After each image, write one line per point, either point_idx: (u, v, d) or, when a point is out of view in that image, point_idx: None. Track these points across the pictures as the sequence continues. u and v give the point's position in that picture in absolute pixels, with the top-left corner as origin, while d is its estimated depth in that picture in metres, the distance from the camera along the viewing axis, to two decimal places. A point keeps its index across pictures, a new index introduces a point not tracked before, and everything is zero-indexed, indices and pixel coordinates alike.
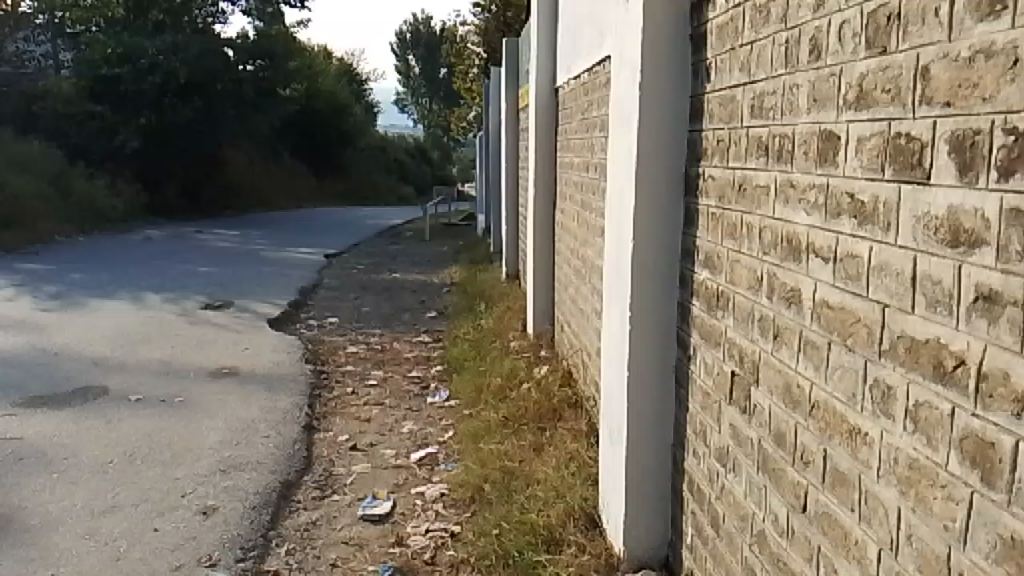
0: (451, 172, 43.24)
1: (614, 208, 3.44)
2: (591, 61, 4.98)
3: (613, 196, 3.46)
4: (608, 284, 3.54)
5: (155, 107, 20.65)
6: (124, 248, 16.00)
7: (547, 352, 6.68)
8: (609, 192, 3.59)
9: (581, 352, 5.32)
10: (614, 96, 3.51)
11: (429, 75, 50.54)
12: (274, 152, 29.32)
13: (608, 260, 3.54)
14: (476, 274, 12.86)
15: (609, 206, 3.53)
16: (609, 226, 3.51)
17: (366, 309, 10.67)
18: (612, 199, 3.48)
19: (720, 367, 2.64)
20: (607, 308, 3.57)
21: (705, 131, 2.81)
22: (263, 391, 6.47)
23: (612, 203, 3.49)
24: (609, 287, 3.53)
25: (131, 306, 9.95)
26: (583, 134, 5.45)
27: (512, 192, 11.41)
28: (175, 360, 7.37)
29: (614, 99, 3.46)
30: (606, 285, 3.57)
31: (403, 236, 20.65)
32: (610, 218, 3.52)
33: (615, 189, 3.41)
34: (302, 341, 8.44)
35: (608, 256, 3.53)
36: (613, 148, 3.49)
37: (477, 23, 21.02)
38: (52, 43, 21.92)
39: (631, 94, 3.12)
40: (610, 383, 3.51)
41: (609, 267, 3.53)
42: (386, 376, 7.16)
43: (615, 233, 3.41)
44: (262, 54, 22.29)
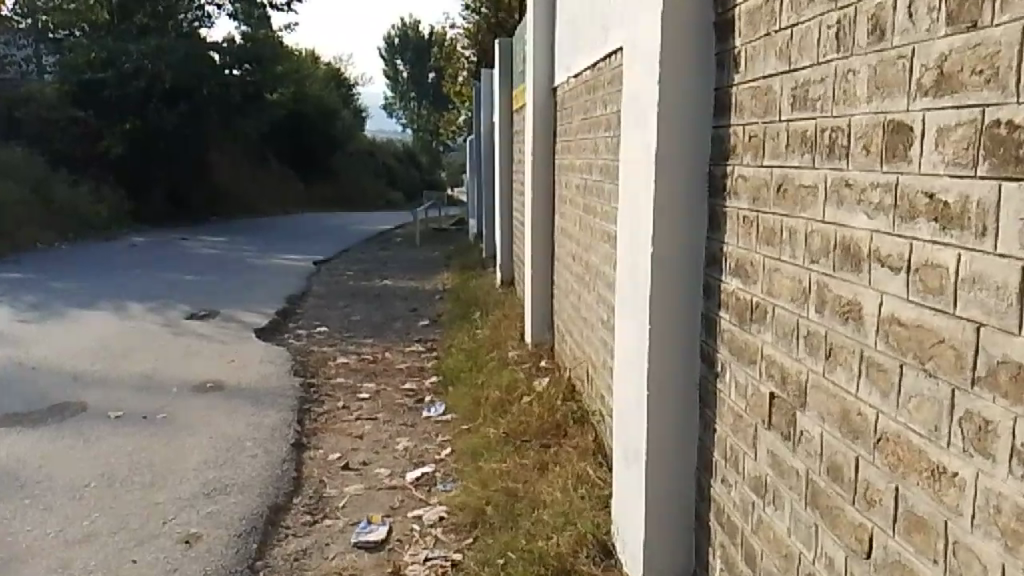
0: (440, 177, 43.00)
1: (626, 215, 3.18)
2: (595, 56, 4.73)
3: (625, 201, 3.20)
4: (621, 296, 3.28)
5: (139, 112, 20.37)
6: (108, 255, 15.65)
7: (546, 363, 6.41)
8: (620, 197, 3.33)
9: (586, 365, 5.06)
10: (624, 92, 3.26)
11: (417, 79, 50.30)
12: (261, 157, 28.99)
13: (620, 270, 3.28)
14: (469, 280, 12.61)
15: (621, 212, 3.27)
16: (621, 233, 3.25)
17: (356, 317, 10.40)
18: (624, 205, 3.23)
19: (755, 389, 2.38)
20: (620, 321, 3.30)
21: (733, 127, 2.54)
22: (249, 406, 6.17)
23: (623, 209, 3.23)
24: (622, 299, 3.27)
25: (113, 316, 9.63)
26: (585, 135, 5.22)
27: (505, 196, 11.19)
28: (157, 373, 7.05)
29: (626, 97, 3.20)
30: (619, 298, 3.31)
31: (394, 241, 20.38)
32: (622, 225, 3.26)
33: (628, 193, 3.15)
34: (290, 352, 8.15)
35: (620, 266, 3.27)
36: (625, 149, 3.24)
37: (467, 26, 20.82)
38: (34, 46, 21.57)
39: (647, 89, 2.86)
40: (625, 403, 3.24)
41: (621, 278, 3.27)
42: (379, 389, 6.87)
43: (630, 241, 3.14)
44: (249, 58, 22.04)
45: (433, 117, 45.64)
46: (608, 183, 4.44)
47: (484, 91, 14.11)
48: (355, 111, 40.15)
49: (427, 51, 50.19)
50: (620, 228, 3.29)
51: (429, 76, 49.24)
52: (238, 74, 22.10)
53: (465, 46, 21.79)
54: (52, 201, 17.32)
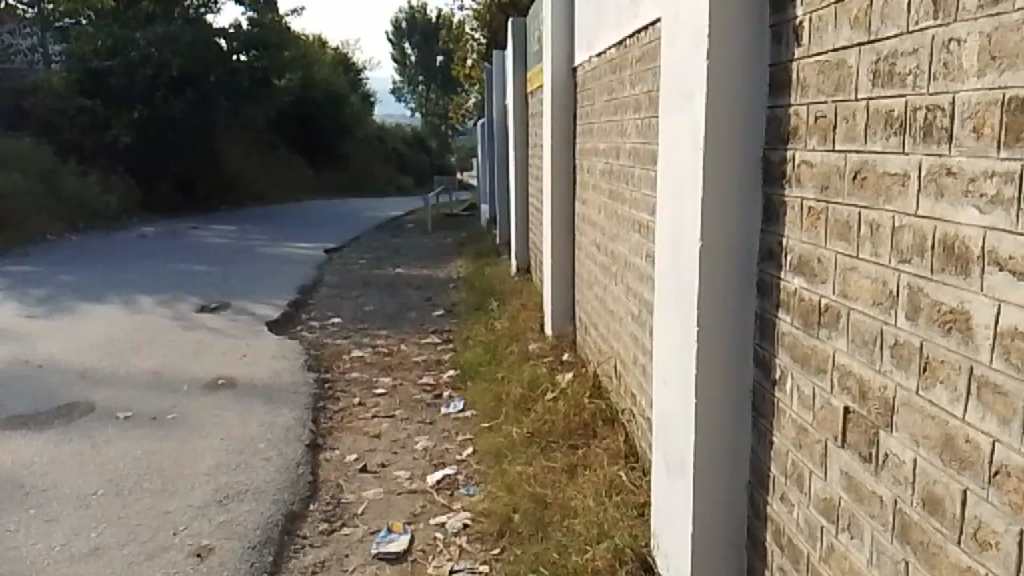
0: (450, 162, 42.62)
1: (666, 207, 2.94)
2: (622, 32, 4.45)
3: (665, 192, 2.96)
4: (660, 296, 3.05)
5: (147, 100, 20.17)
6: (117, 246, 15.48)
7: (569, 357, 6.16)
8: (659, 188, 3.09)
9: (614, 360, 4.81)
10: (663, 75, 3.02)
11: (425, 63, 49.77)
12: (270, 144, 28.75)
13: (660, 267, 3.04)
14: (483, 267, 12.37)
15: (660, 204, 3.03)
16: (661, 227, 3.01)
17: (370, 307, 10.18)
18: (664, 198, 2.99)
19: (826, 402, 2.12)
20: (660, 322, 3.07)
21: (795, 106, 2.26)
22: (261, 405, 5.96)
23: (663, 201, 2.99)
24: (662, 299, 3.04)
25: (122, 310, 9.44)
26: (610, 118, 4.96)
27: (520, 181, 10.92)
28: (167, 371, 6.84)
29: (665, 79, 2.95)
30: (659, 297, 3.08)
31: (405, 228, 20.12)
32: (662, 218, 3.02)
33: (668, 185, 2.91)
34: (303, 345, 7.93)
35: (660, 263, 3.04)
36: (663, 136, 3.00)
37: (476, 8, 20.49)
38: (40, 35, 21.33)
39: (693, 68, 2.59)
40: (668, 409, 3.00)
41: (660, 277, 3.04)
42: (395, 384, 6.64)
43: (671, 234, 2.88)
44: (256, 44, 21.85)
45: (442, 101, 45.20)
46: (639, 168, 4.17)
47: (496, 73, 13.82)
48: (364, 96, 39.77)
49: (435, 34, 49.64)
50: (659, 222, 3.05)
51: (437, 60, 48.71)
52: (245, 61, 21.93)
53: (474, 28, 21.45)
54: (62, 192, 17.17)
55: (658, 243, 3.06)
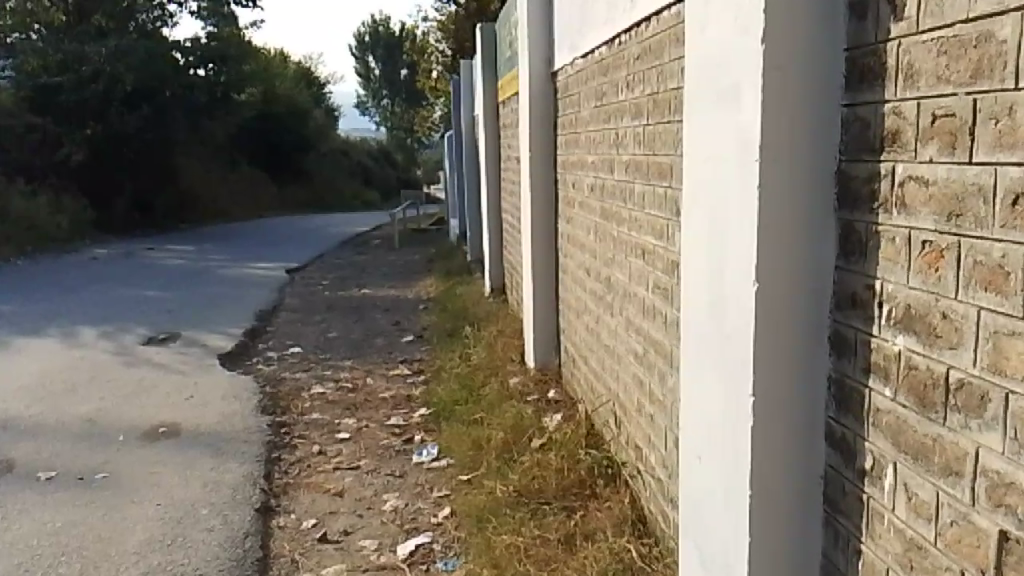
0: (416, 176, 41.94)
1: (697, 238, 2.32)
2: (616, 28, 3.86)
3: (694, 217, 2.34)
4: (689, 348, 2.43)
5: (100, 116, 19.24)
6: (65, 270, 14.53)
7: (556, 395, 5.51)
8: (684, 213, 2.48)
9: (612, 405, 4.17)
10: (687, 71, 2.43)
11: (389, 76, 48.91)
12: (231, 160, 27.84)
13: (688, 311, 2.43)
14: (455, 288, 11.72)
15: (686, 233, 2.43)
16: (688, 264, 2.41)
17: (333, 334, 9.46)
18: (691, 226, 2.38)
19: (962, 517, 1.49)
20: (690, 382, 2.44)
21: (898, 100, 1.64)
22: (208, 458, 5.21)
23: (691, 229, 2.38)
24: (691, 351, 2.43)
25: (61, 344, 8.60)
26: (600, 126, 4.36)
27: (493, 197, 10.29)
28: (101, 417, 6.05)
29: (692, 76, 2.36)
30: (687, 349, 2.46)
31: (371, 245, 19.34)
32: (689, 250, 2.41)
33: (699, 206, 2.30)
34: (258, 382, 7.20)
35: (689, 306, 2.42)
36: (689, 144, 2.39)
37: (441, 18, 19.87)
38: None
39: (741, 56, 1.98)
40: (704, 493, 2.37)
41: (689, 325, 2.42)
42: (360, 427, 5.91)
43: (705, 275, 2.26)
44: (214, 57, 21.03)
45: (408, 115, 44.39)
46: (640, 184, 3.56)
47: (464, 85, 13.20)
48: (327, 110, 38.88)
49: (398, 46, 48.92)
50: (686, 257, 2.44)
51: (401, 73, 47.90)
52: (204, 75, 21.16)
53: (438, 40, 20.76)
54: (9, 214, 16.22)
55: (686, 282, 2.45)
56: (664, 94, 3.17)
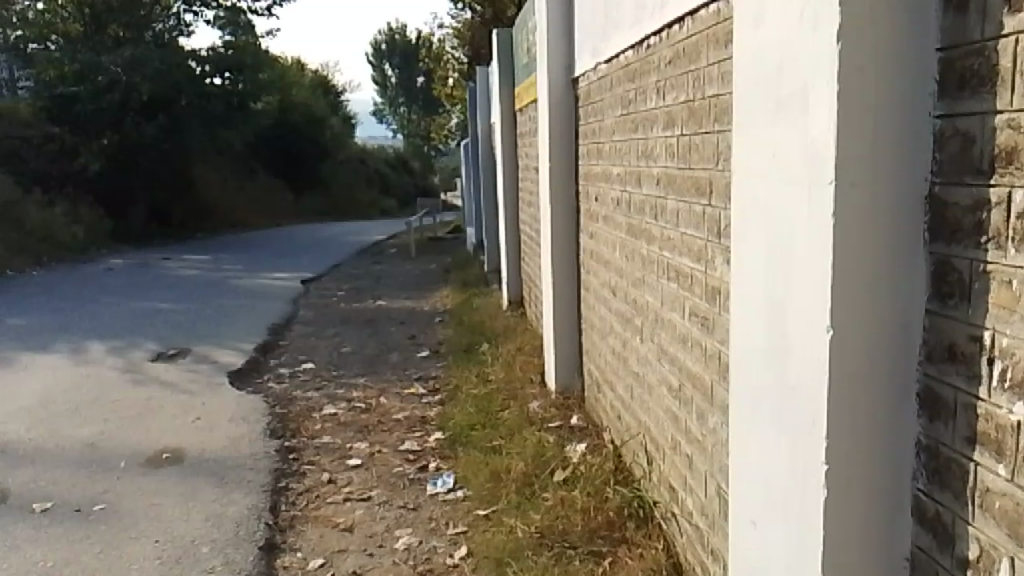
0: (433, 183, 41.82)
1: (751, 270, 2.01)
2: (644, 29, 3.57)
3: (748, 242, 2.03)
4: (742, 393, 2.12)
5: (117, 126, 19.17)
6: (78, 281, 14.38)
7: (579, 421, 5.20)
8: (735, 237, 2.16)
9: (643, 438, 3.86)
10: (736, 76, 2.13)
11: (406, 84, 48.79)
12: (248, 169, 27.76)
13: (740, 351, 2.12)
14: (471, 299, 11.44)
15: (737, 260, 2.12)
16: (741, 298, 2.09)
17: (347, 348, 9.21)
18: (744, 254, 2.07)
19: None
20: (744, 434, 2.12)
21: (1013, 112, 1.32)
22: (212, 488, 4.94)
23: (744, 256, 2.06)
24: (745, 397, 2.11)
25: (69, 360, 8.39)
26: (625, 136, 4.06)
27: (510, 207, 10.00)
28: (104, 441, 5.81)
29: (744, 81, 2.05)
30: (739, 393, 2.14)
31: (387, 254, 19.09)
32: (741, 282, 2.10)
33: (754, 231, 1.98)
34: (268, 401, 6.94)
35: (741, 347, 2.11)
36: (741, 159, 2.08)
37: (456, 25, 19.66)
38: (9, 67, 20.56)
39: (810, 62, 1.66)
40: (761, 563, 2.06)
41: (742, 367, 2.11)
42: (372, 452, 5.62)
43: (763, 316, 1.95)
44: (229, 66, 20.80)
45: (425, 122, 44.28)
46: (673, 200, 3.26)
47: (480, 92, 12.94)
48: (344, 118, 38.79)
49: (415, 54, 48.89)
50: (737, 288, 2.13)
51: (418, 80, 47.76)
52: (220, 84, 20.95)
53: (454, 47, 20.56)
54: (24, 224, 16.13)
55: (738, 317, 2.13)
56: (701, 103, 2.87)
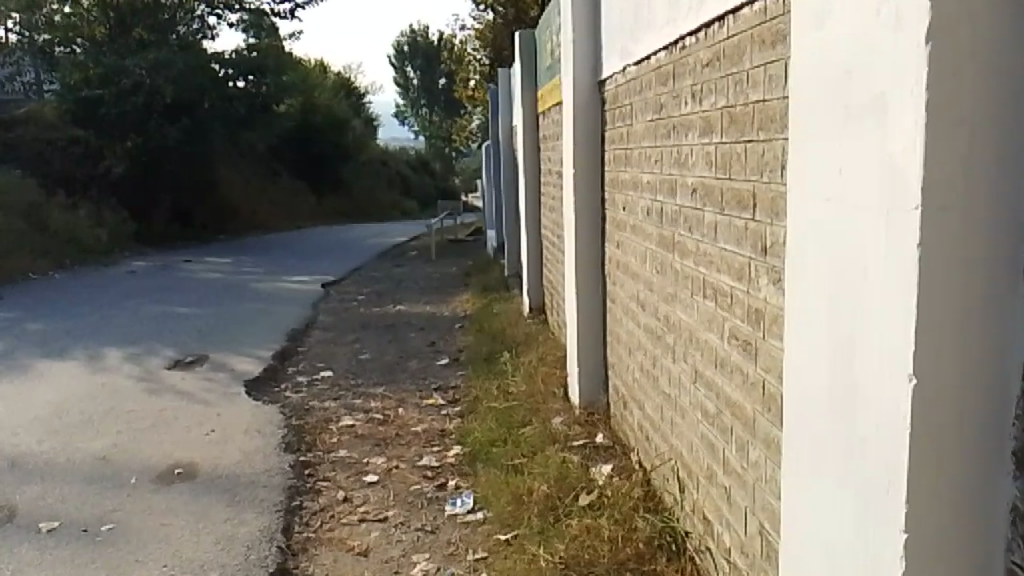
0: (454, 184, 41.72)
1: (814, 300, 1.78)
2: (678, 29, 3.34)
3: (808, 273, 1.80)
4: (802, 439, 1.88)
5: (140, 129, 19.19)
6: (100, 284, 14.37)
7: (605, 440, 4.97)
8: (791, 267, 1.93)
9: (675, 464, 3.62)
10: (792, 85, 1.90)
11: (428, 86, 48.74)
12: (270, 171, 27.77)
13: (800, 391, 1.88)
14: (492, 305, 11.24)
15: (796, 288, 1.88)
16: (800, 332, 1.86)
17: (365, 355, 9.05)
18: (804, 284, 1.84)
19: None
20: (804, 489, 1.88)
21: None
22: (224, 507, 4.78)
23: (803, 289, 1.83)
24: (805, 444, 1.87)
25: (85, 367, 8.29)
26: (657, 143, 3.83)
27: (532, 211, 9.80)
28: (116, 455, 5.67)
29: (802, 89, 1.83)
30: (799, 438, 1.90)
31: (407, 256, 18.95)
32: (801, 313, 1.87)
33: (817, 260, 1.75)
34: (284, 412, 6.78)
35: (800, 385, 1.88)
36: (799, 176, 1.85)
37: (478, 26, 19.50)
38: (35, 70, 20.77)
39: (889, 71, 1.44)
40: None
41: (802, 411, 1.87)
42: (389, 468, 5.42)
43: (828, 357, 1.72)
44: (252, 69, 20.69)
45: (446, 124, 44.19)
46: (710, 213, 3.04)
47: (502, 94, 12.74)
48: (366, 119, 38.77)
49: (436, 56, 48.82)
50: (795, 321, 1.90)
51: (440, 82, 47.72)
52: (243, 87, 20.85)
53: (475, 49, 20.40)
54: (47, 227, 16.15)
55: (796, 352, 1.90)
56: (744, 110, 2.64)
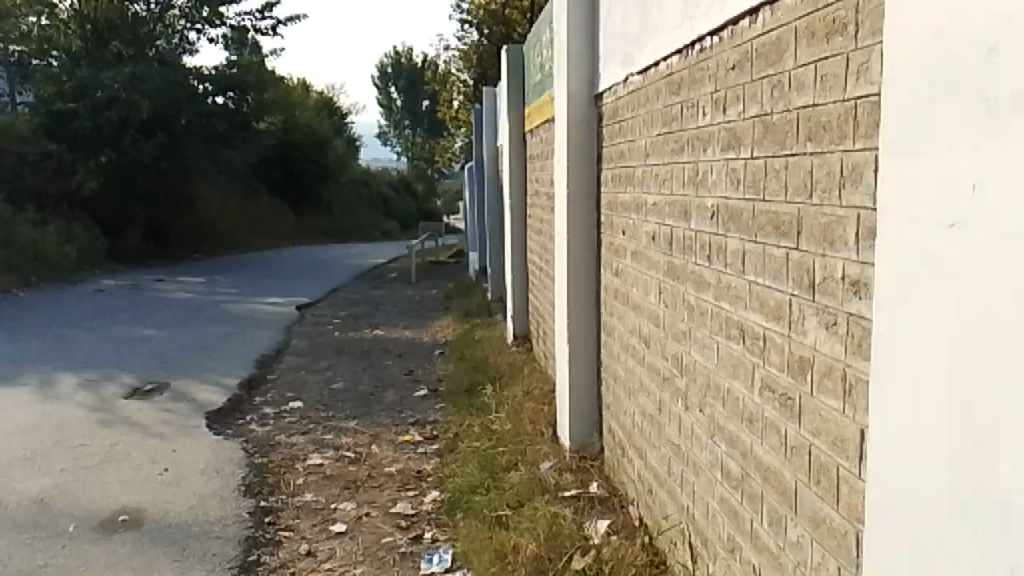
0: (436, 207, 41.37)
1: (926, 356, 1.37)
2: (697, 28, 2.91)
3: (918, 323, 1.39)
4: (885, 496, 1.53)
5: (116, 144, 18.59)
6: (64, 303, 13.72)
7: (599, 491, 4.49)
8: (885, 312, 1.52)
9: (687, 529, 3.15)
10: (894, 54, 1.47)
11: (411, 107, 48.40)
12: (249, 189, 27.20)
13: (886, 436, 1.52)
14: (474, 331, 10.77)
15: (888, 311, 1.50)
16: (897, 386, 1.47)
17: (339, 383, 8.52)
18: (907, 337, 1.44)
19: None
20: None
21: None
22: (171, 564, 4.22)
23: (909, 345, 1.43)
24: (891, 503, 1.52)
25: (37, 395, 7.68)
26: (667, 160, 3.39)
27: (517, 235, 9.35)
28: (55, 498, 5.10)
29: (907, 86, 1.42)
30: (881, 491, 1.55)
31: (387, 278, 18.43)
32: (902, 368, 1.46)
33: (934, 309, 1.35)
34: (245, 448, 6.22)
35: (889, 431, 1.51)
36: (901, 197, 1.46)
37: (462, 47, 19.18)
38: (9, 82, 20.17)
39: None
40: None
41: (889, 465, 1.51)
42: (360, 515, 4.89)
43: (950, 435, 1.30)
44: (231, 85, 20.18)
45: (429, 145, 43.95)
46: (736, 240, 2.59)
47: (487, 111, 12.34)
48: (349, 139, 38.39)
49: (420, 78, 48.68)
50: (884, 352, 1.52)
51: (424, 104, 47.57)
52: (222, 104, 20.31)
53: (460, 69, 20.10)
54: (14, 243, 15.48)
55: (886, 387, 1.52)
56: (787, 117, 2.20)
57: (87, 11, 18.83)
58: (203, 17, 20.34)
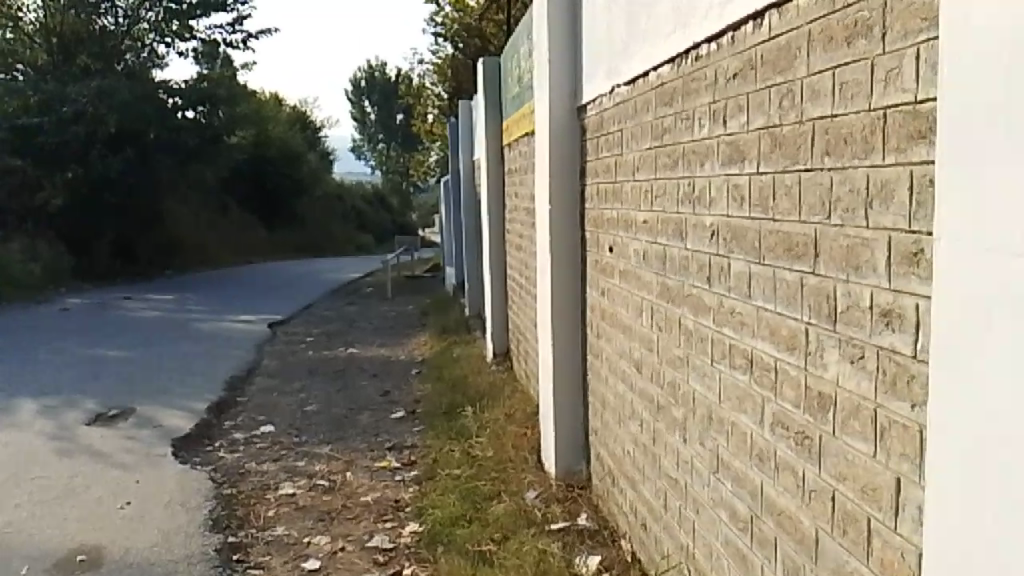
0: (411, 220, 41.06)
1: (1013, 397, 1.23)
2: (693, 35, 2.72)
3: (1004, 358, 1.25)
4: (955, 547, 1.38)
5: (83, 160, 18.12)
6: (26, 323, 13.25)
7: (588, 523, 4.27)
8: (956, 348, 1.37)
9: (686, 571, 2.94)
10: (956, 63, 1.36)
11: (385, 121, 48.11)
12: (221, 204, 26.72)
13: (960, 486, 1.36)
14: (451, 349, 10.51)
15: (961, 347, 1.35)
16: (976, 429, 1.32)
17: (312, 406, 8.22)
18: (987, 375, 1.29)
19: None
20: None
21: None
22: None
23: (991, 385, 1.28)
24: (966, 561, 1.36)
25: None
26: (659, 175, 3.19)
27: (496, 250, 9.13)
28: (6, 538, 4.76)
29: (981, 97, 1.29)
30: (948, 541, 1.41)
31: (362, 294, 18.10)
32: (979, 409, 1.31)
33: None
34: (212, 478, 5.92)
35: (964, 480, 1.35)
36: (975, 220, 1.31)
37: (437, 60, 18.98)
38: None
39: None
40: None
41: (965, 517, 1.35)
42: (336, 549, 4.63)
43: None
44: (202, 99, 19.70)
45: (404, 159, 43.68)
46: (741, 262, 2.39)
47: (463, 124, 12.14)
48: (322, 153, 37.99)
49: (394, 92, 48.44)
50: (955, 392, 1.37)
51: (398, 118, 47.30)
52: (193, 118, 19.76)
53: (434, 83, 19.90)
54: None
55: (957, 433, 1.37)
56: (800, 128, 2.01)
57: (53, 24, 18.38)
58: (173, 30, 19.99)
